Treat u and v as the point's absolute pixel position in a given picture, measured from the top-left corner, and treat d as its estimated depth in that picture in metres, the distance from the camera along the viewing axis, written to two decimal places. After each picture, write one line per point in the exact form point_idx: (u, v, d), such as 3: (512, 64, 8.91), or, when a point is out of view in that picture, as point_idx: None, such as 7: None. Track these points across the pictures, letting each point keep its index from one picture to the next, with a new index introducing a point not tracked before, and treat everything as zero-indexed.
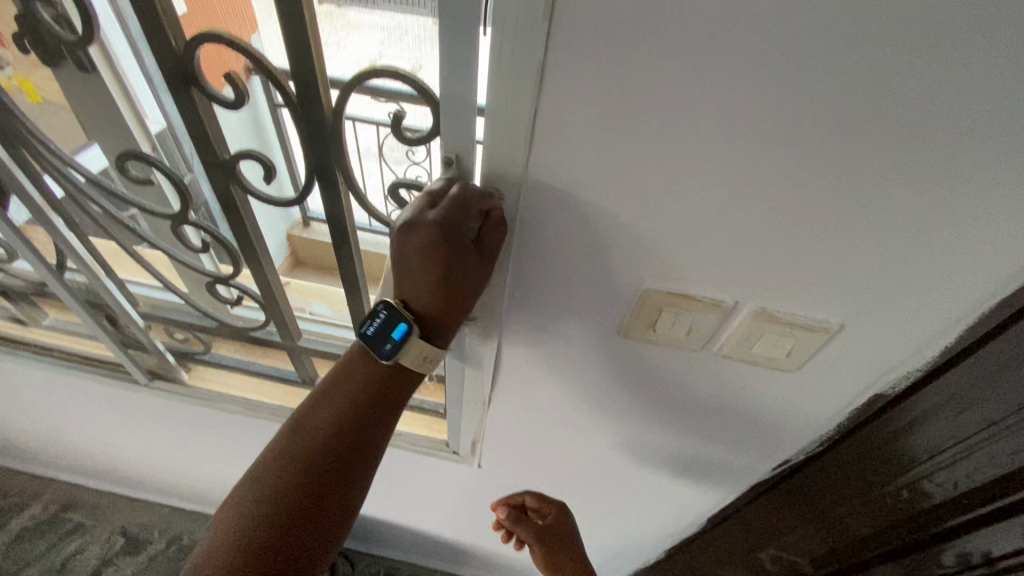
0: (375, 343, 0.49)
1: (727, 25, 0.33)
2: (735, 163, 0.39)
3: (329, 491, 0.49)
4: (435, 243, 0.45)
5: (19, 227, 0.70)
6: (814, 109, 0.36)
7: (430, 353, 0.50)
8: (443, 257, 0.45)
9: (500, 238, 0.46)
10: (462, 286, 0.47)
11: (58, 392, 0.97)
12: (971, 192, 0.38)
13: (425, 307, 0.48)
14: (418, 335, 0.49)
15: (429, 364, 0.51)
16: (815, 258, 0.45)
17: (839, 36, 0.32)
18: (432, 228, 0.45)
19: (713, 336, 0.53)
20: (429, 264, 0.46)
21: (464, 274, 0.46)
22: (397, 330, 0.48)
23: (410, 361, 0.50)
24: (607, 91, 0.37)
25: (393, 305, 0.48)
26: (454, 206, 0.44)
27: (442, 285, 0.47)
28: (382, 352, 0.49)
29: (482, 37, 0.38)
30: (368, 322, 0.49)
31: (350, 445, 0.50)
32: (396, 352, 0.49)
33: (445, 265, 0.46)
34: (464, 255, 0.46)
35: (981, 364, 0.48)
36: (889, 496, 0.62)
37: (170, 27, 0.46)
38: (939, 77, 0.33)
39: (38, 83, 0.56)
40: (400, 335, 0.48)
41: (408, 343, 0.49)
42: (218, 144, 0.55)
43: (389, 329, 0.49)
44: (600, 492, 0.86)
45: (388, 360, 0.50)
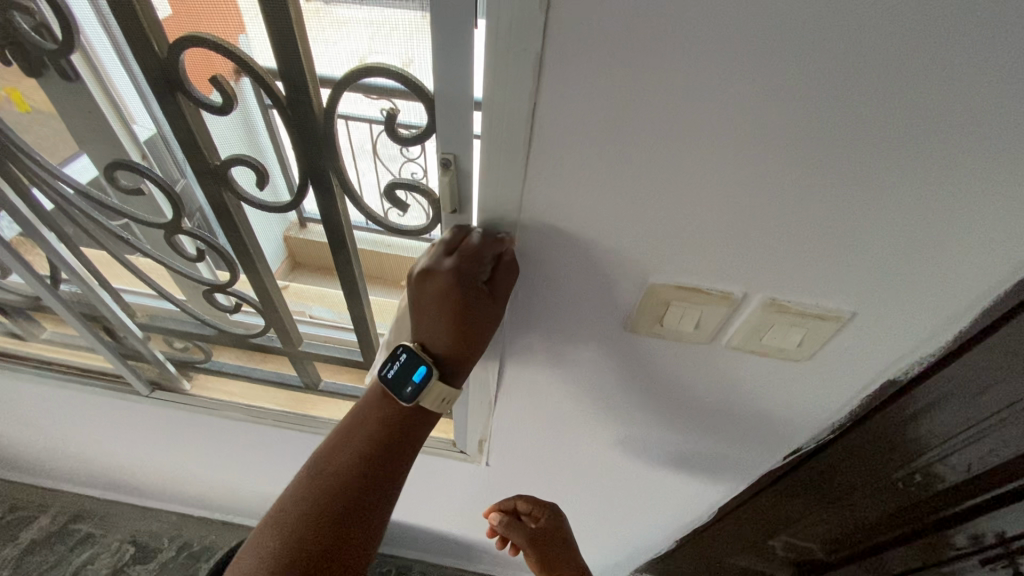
0: (394, 386, 0.49)
1: (731, 13, 0.31)
2: (741, 152, 0.38)
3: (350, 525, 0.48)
4: (451, 284, 0.46)
5: (8, 241, 0.69)
6: (824, 91, 0.34)
7: (449, 396, 0.51)
8: (460, 299, 0.46)
9: (508, 282, 0.48)
10: (477, 327, 0.48)
11: (60, 405, 0.96)
12: (986, 176, 0.37)
13: (443, 351, 0.49)
14: (438, 378, 0.49)
15: (446, 404, 0.51)
16: (824, 247, 0.44)
17: (848, 21, 0.31)
18: (448, 275, 0.45)
19: (722, 329, 0.52)
20: (446, 309, 0.47)
21: (480, 318, 0.48)
22: (418, 373, 0.49)
23: (430, 402, 0.50)
24: (608, 80, 0.35)
25: (414, 348, 0.49)
26: (470, 251, 0.45)
27: (459, 327, 0.48)
28: (402, 395, 0.49)
29: (476, 29, 0.37)
30: (389, 364, 0.50)
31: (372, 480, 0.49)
32: (416, 395, 0.49)
33: (463, 306, 0.46)
34: (478, 298, 0.47)
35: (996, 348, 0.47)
36: (902, 480, 0.62)
37: (150, 28, 0.44)
38: (956, 55, 0.32)
39: (26, 93, 0.55)
40: (420, 377, 0.49)
41: (429, 387, 0.49)
42: (207, 148, 0.53)
43: (410, 372, 0.49)
44: (611, 488, 0.86)
45: (409, 403, 0.50)
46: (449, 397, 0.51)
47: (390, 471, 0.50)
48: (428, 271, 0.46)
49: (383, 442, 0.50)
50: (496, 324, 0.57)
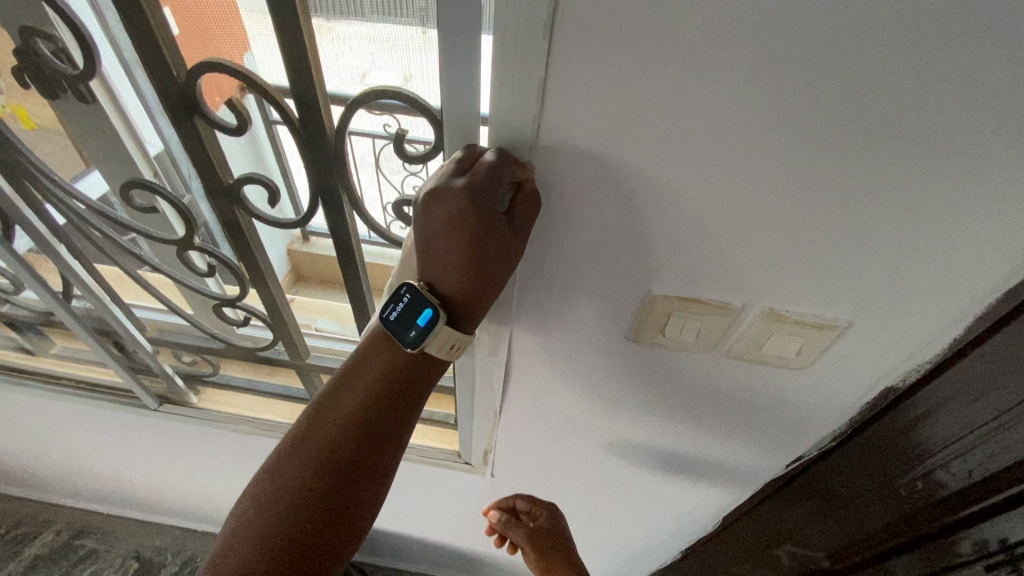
0: (397, 330, 0.46)
1: (725, 37, 0.33)
2: (739, 166, 0.40)
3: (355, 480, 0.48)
4: (465, 212, 0.40)
5: (22, 255, 0.70)
6: (820, 107, 0.35)
7: (457, 341, 0.47)
8: (474, 229, 0.41)
9: (529, 211, 0.43)
10: (492, 267, 0.44)
11: (68, 419, 0.97)
12: (977, 190, 0.38)
13: (453, 290, 0.45)
14: (444, 321, 0.45)
15: (453, 352, 0.48)
16: (820, 257, 0.45)
17: (838, 44, 0.32)
18: (463, 198, 0.40)
19: (723, 338, 0.53)
20: (458, 238, 0.42)
21: (491, 254, 0.43)
22: (423, 316, 0.45)
23: (435, 349, 0.47)
24: (610, 98, 0.37)
25: (418, 288, 0.45)
26: (484, 172, 0.40)
27: (472, 263, 0.43)
28: (403, 339, 0.46)
29: (485, 37, 0.38)
30: (391, 306, 0.46)
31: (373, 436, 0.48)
32: (422, 339, 0.45)
33: (478, 237, 0.41)
34: (495, 228, 0.41)
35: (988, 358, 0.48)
36: (904, 486, 0.61)
37: (168, 51, 0.46)
38: (943, 76, 0.33)
39: (32, 110, 0.56)
40: (425, 320, 0.45)
41: (434, 332, 0.45)
42: (220, 167, 0.55)
43: (413, 314, 0.45)
44: (615, 497, 0.86)
45: (413, 349, 0.46)
46: (458, 344, 0.47)
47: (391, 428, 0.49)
48: (439, 194, 0.41)
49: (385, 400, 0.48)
50: (501, 334, 0.58)
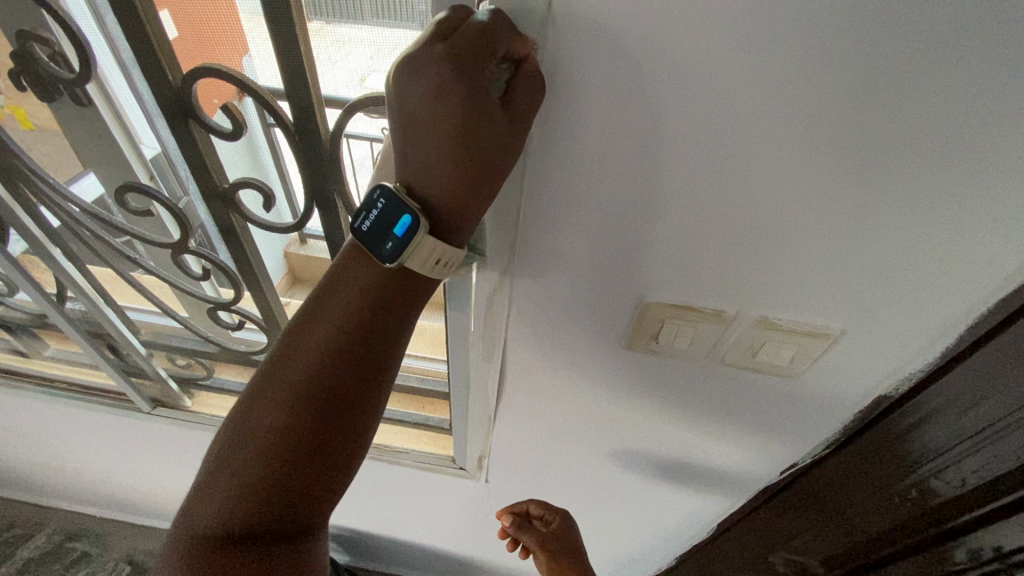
0: (372, 243, 0.39)
1: (717, 49, 0.33)
2: (731, 174, 0.40)
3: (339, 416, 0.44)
4: (449, 89, 0.34)
5: (17, 258, 0.70)
6: (811, 116, 0.36)
7: (443, 254, 0.40)
8: (462, 108, 0.35)
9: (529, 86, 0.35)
10: (485, 158, 0.37)
11: (61, 422, 0.96)
12: (965, 201, 0.39)
13: (436, 192, 0.38)
14: (426, 231, 0.38)
15: (440, 269, 0.41)
16: (813, 267, 0.45)
17: (828, 57, 0.33)
18: (446, 69, 0.33)
19: (716, 345, 0.53)
20: (442, 124, 0.35)
21: (485, 138, 0.36)
22: (400, 225, 0.38)
23: (418, 265, 0.40)
24: (603, 105, 0.37)
25: (394, 191, 0.38)
26: (471, 37, 0.33)
27: (459, 156, 0.36)
28: (380, 253, 0.39)
29: None
30: (365, 215, 0.39)
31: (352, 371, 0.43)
32: (399, 253, 0.39)
33: (468, 119, 0.35)
34: (487, 115, 0.35)
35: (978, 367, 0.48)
36: (898, 496, 0.61)
37: (163, 55, 0.46)
38: (931, 90, 0.33)
39: (30, 111, 0.56)
40: (403, 230, 0.38)
41: (415, 242, 0.39)
42: (216, 172, 0.55)
43: (389, 224, 0.38)
44: (610, 502, 0.86)
45: (390, 264, 0.40)
46: (446, 260, 0.41)
47: (372, 360, 0.44)
48: (420, 65, 0.34)
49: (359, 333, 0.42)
50: (496, 340, 0.58)
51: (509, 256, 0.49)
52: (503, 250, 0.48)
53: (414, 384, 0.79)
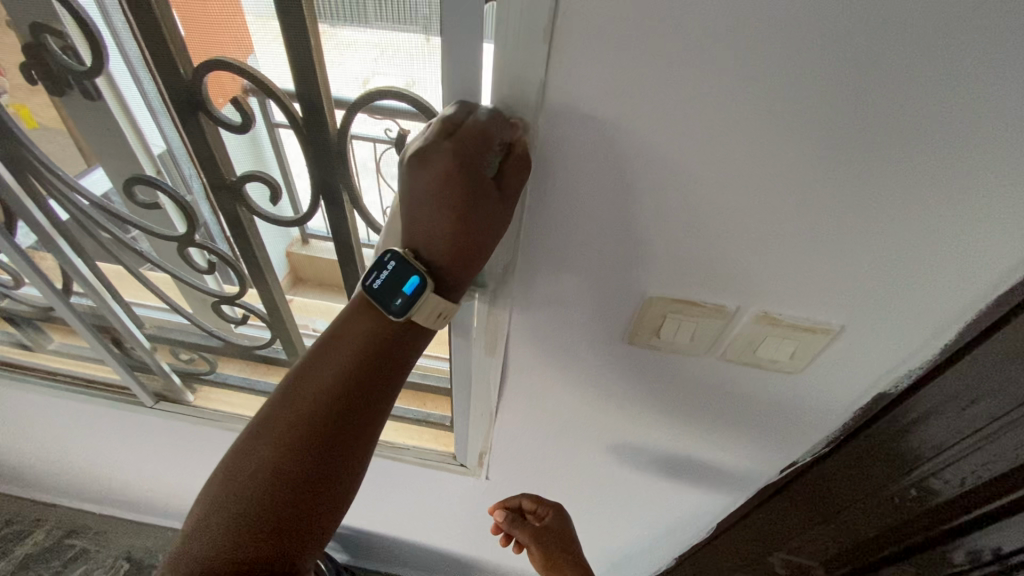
0: (381, 298, 0.44)
1: (720, 43, 0.34)
2: (733, 167, 0.40)
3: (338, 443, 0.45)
4: (454, 176, 0.39)
5: (25, 250, 0.70)
6: (813, 109, 0.36)
7: (445, 310, 0.46)
8: (462, 189, 0.40)
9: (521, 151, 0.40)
10: (480, 229, 0.42)
11: (64, 416, 0.97)
12: (964, 197, 0.39)
13: (438, 257, 0.44)
14: (430, 290, 0.44)
15: (439, 322, 0.47)
16: (813, 262, 0.46)
17: (830, 52, 0.33)
18: (450, 159, 0.39)
19: (717, 341, 0.54)
20: (444, 201, 0.40)
21: (481, 214, 0.41)
22: (409, 284, 0.43)
23: (422, 319, 0.45)
24: (608, 99, 0.37)
25: (402, 255, 0.43)
26: (473, 131, 0.39)
27: (457, 231, 0.42)
28: (389, 308, 0.44)
29: (487, 45, 0.38)
30: (375, 274, 0.44)
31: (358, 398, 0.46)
32: (407, 309, 0.44)
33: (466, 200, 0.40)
34: (484, 192, 0.40)
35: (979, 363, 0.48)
36: (896, 496, 0.62)
37: (175, 49, 0.47)
38: (930, 84, 0.34)
39: (34, 111, 0.57)
40: (411, 289, 0.43)
41: (421, 300, 0.44)
42: (224, 165, 0.56)
43: (399, 282, 0.44)
44: (610, 499, 0.86)
45: (397, 319, 0.44)
46: (445, 314, 0.46)
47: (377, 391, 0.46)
48: (425, 159, 0.39)
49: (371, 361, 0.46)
50: (498, 334, 0.59)
51: (512, 250, 0.49)
52: (507, 244, 0.49)
53: (416, 380, 0.80)
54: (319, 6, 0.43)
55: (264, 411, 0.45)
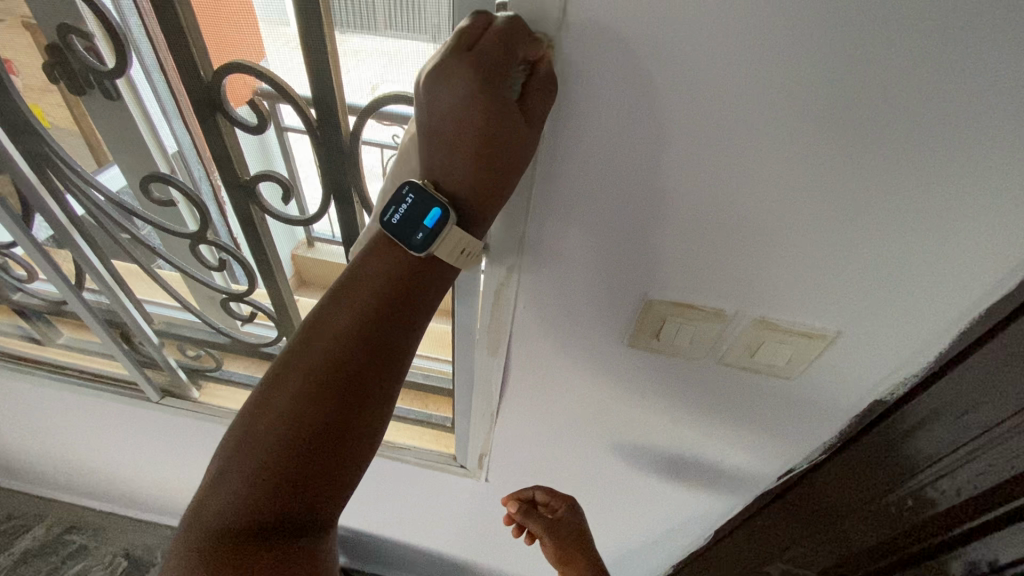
0: (401, 234, 0.40)
1: (721, 55, 0.35)
2: (734, 174, 0.41)
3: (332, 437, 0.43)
4: (473, 96, 0.36)
5: (42, 244, 0.72)
6: (810, 119, 0.37)
7: (469, 246, 0.42)
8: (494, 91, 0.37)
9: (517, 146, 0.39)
10: (505, 157, 0.39)
11: (70, 410, 0.98)
12: (957, 208, 0.40)
13: (461, 186, 0.40)
14: (453, 224, 0.40)
15: (463, 259, 0.43)
16: (810, 268, 0.47)
17: (826, 64, 0.35)
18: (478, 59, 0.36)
19: (717, 345, 0.55)
20: (467, 121, 0.37)
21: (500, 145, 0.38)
22: (431, 217, 0.40)
23: (444, 256, 0.42)
24: (613, 106, 0.39)
25: (422, 186, 0.40)
26: (496, 39, 0.36)
27: (484, 152, 0.38)
28: (410, 244, 0.40)
29: None
30: (393, 208, 0.40)
31: (345, 392, 0.43)
32: (429, 243, 0.40)
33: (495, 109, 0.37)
34: (512, 112, 0.37)
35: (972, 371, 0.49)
36: (892, 505, 0.62)
37: (197, 51, 0.48)
38: (923, 98, 0.35)
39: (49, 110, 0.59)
40: (433, 222, 0.40)
41: (443, 234, 0.40)
42: (239, 164, 0.57)
43: (420, 216, 0.40)
44: (608, 502, 0.87)
45: (419, 255, 0.41)
46: (469, 251, 0.43)
47: (367, 382, 0.44)
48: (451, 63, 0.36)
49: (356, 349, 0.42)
50: (501, 335, 0.60)
51: (518, 252, 0.50)
52: (512, 245, 0.50)
53: (419, 380, 0.81)
54: (334, 16, 0.45)
55: (240, 422, 0.43)
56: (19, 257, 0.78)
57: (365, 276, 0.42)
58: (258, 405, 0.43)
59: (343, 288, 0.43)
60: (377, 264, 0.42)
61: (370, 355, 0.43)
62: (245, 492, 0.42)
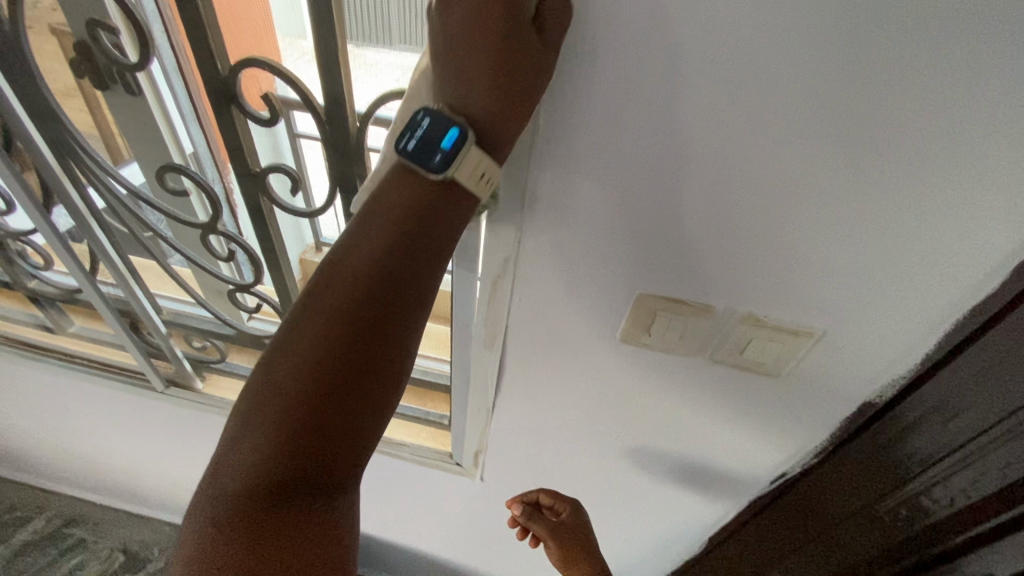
0: (420, 159, 0.38)
1: (705, 54, 0.37)
2: (723, 170, 0.43)
3: (344, 394, 0.42)
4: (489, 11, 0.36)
5: (60, 232, 0.74)
6: (791, 119, 0.39)
7: (490, 169, 0.40)
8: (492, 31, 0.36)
9: (512, 141, 0.40)
10: (528, 77, 0.37)
11: (77, 398, 1.00)
12: (936, 208, 0.42)
13: (479, 109, 0.38)
14: (474, 143, 0.38)
15: (485, 187, 0.41)
16: (795, 266, 0.48)
17: (805, 64, 0.36)
18: None
19: (705, 342, 0.56)
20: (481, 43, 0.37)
21: (494, 116, 0.38)
22: (449, 136, 0.37)
23: (466, 180, 0.39)
24: (607, 100, 0.41)
25: (437, 109, 0.37)
26: None
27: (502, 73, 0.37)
28: (429, 168, 0.38)
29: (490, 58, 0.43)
30: (409, 134, 0.38)
31: (355, 349, 0.42)
32: (449, 165, 0.38)
33: (495, 48, 0.37)
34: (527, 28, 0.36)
35: (960, 374, 0.50)
36: (888, 512, 0.62)
37: (215, 46, 0.51)
38: (897, 99, 0.37)
39: (71, 107, 0.62)
40: (452, 142, 0.38)
41: (463, 153, 0.38)
42: (251, 155, 0.60)
43: (437, 137, 0.38)
44: (604, 504, 0.87)
45: (438, 178, 0.39)
46: (490, 177, 0.40)
47: (378, 338, 0.42)
48: (447, 8, 0.37)
49: (363, 302, 0.41)
50: (497, 328, 0.61)
51: (515, 243, 0.52)
52: (509, 237, 0.52)
53: (416, 378, 0.81)
54: (349, 29, 0.48)
55: (250, 383, 0.43)
56: (36, 246, 0.81)
57: (360, 242, 0.40)
58: (261, 378, 0.42)
59: (339, 257, 0.41)
60: (370, 230, 0.40)
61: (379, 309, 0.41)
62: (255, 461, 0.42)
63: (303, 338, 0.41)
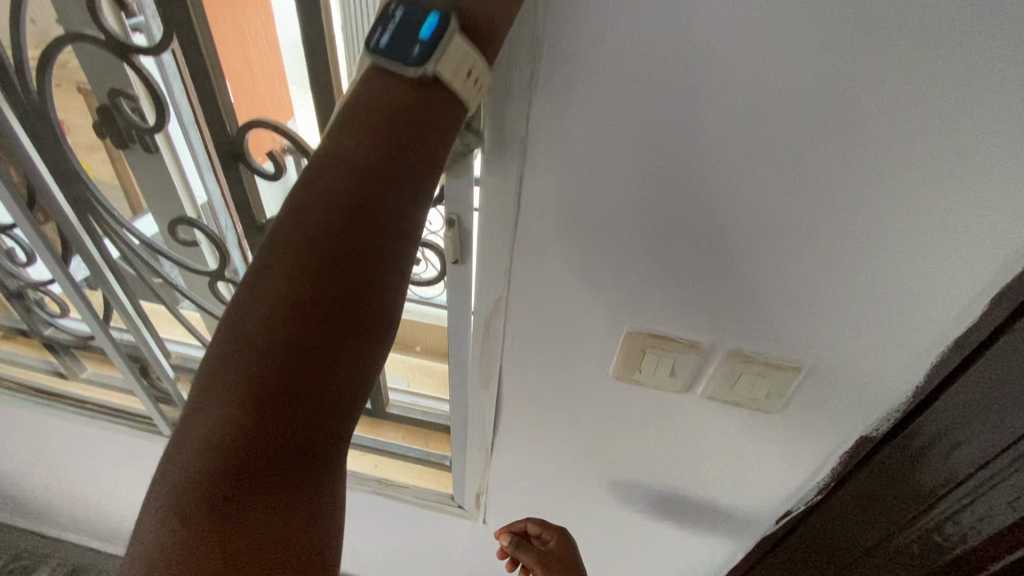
0: (395, 52, 0.34)
1: (670, 111, 0.40)
2: (699, 213, 0.45)
3: (321, 377, 0.32)
4: None
5: (77, 282, 0.78)
6: (756, 166, 0.42)
7: (475, 66, 0.35)
8: None
9: None
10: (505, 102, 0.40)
11: (85, 443, 1.02)
12: (905, 245, 0.43)
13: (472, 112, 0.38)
14: (456, 30, 0.34)
15: (472, 89, 0.36)
16: (776, 303, 0.50)
17: (762, 119, 0.39)
18: None
19: (695, 378, 0.57)
20: None
21: None
22: (426, 24, 0.34)
23: (450, 78, 0.35)
24: (586, 151, 0.44)
25: (411, 1, 0.34)
26: None
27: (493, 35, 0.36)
28: (406, 61, 0.34)
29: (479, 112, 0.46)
30: (380, 30, 0.35)
31: (331, 314, 0.32)
32: (428, 54, 0.34)
33: None
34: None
35: (968, 390, 0.48)
36: (915, 536, 0.58)
37: (225, 110, 0.55)
38: (852, 147, 0.39)
39: (92, 164, 0.67)
40: (430, 29, 0.34)
41: (444, 40, 0.34)
42: (257, 207, 0.64)
43: (413, 27, 0.34)
44: (608, 545, 0.85)
45: (418, 70, 0.34)
46: (477, 77, 0.36)
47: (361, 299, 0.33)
48: None
49: (340, 249, 0.32)
50: (493, 367, 0.62)
51: (505, 284, 0.54)
52: (499, 277, 0.54)
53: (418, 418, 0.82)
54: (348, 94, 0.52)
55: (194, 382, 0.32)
56: (53, 295, 0.84)
57: (344, 160, 0.33)
58: (210, 368, 0.32)
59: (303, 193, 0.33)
60: (347, 150, 0.33)
61: (363, 256, 0.33)
62: (203, 464, 0.31)
63: (248, 289, 0.32)
